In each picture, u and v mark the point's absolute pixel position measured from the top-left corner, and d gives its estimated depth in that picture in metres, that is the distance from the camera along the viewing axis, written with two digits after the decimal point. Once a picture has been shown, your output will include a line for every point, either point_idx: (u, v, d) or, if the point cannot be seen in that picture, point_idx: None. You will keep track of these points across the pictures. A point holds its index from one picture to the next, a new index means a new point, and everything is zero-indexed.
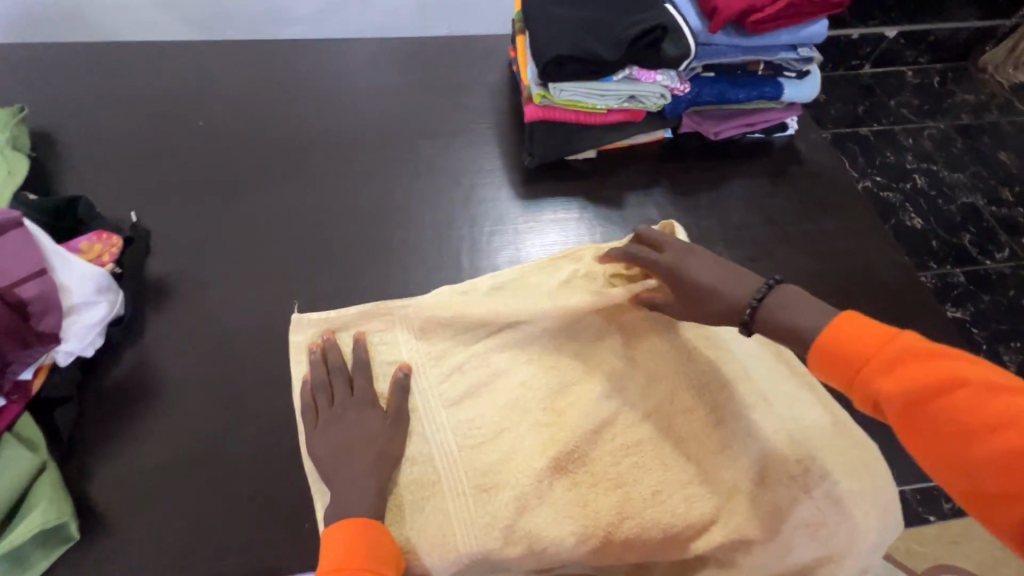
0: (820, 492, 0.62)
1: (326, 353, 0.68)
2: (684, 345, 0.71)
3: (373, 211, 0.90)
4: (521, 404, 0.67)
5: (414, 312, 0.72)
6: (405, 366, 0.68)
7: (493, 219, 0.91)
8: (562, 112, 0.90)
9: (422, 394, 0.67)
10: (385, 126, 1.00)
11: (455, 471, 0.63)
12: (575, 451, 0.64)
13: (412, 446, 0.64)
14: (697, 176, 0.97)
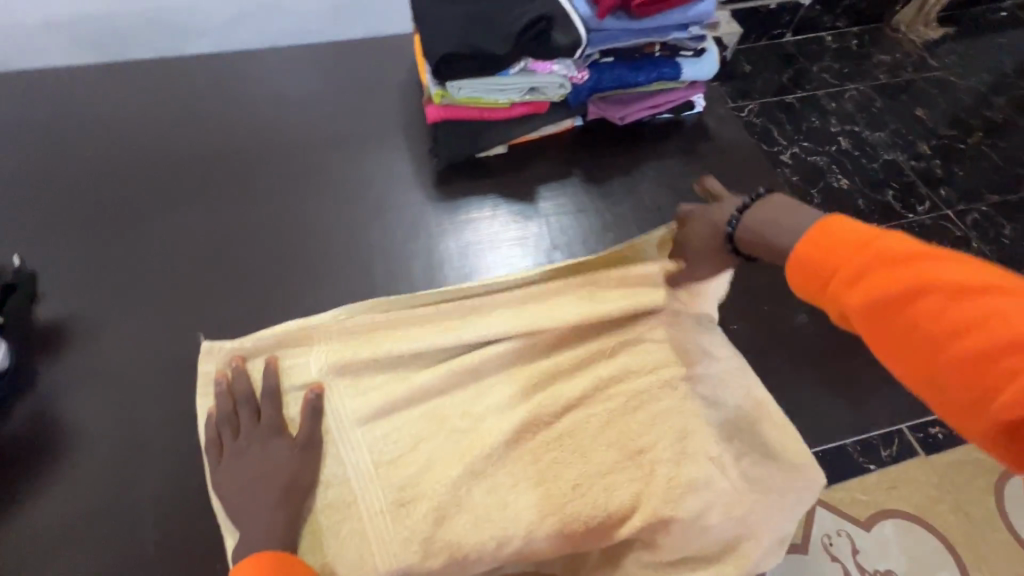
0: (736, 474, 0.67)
1: (233, 383, 0.64)
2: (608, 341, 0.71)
3: (281, 229, 0.87)
4: (437, 412, 0.66)
5: (336, 325, 0.67)
6: (318, 387, 0.64)
7: (410, 224, 0.89)
8: (465, 110, 0.90)
9: (335, 415, 0.64)
10: (290, 138, 0.96)
11: (370, 490, 0.61)
12: (495, 453, 0.64)
13: (327, 469, 0.62)
14: (610, 162, 0.97)
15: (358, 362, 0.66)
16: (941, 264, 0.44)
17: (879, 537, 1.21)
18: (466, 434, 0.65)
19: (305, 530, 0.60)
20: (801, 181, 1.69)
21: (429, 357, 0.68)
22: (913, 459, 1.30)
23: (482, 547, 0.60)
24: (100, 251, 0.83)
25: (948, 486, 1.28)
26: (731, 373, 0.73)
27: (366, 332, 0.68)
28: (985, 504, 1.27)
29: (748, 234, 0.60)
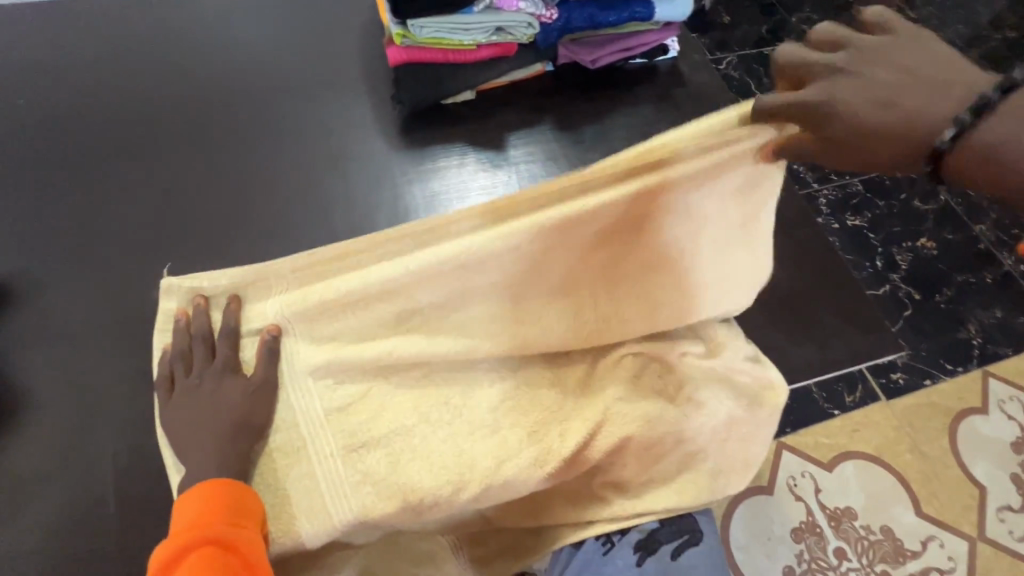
0: (685, 398, 0.68)
1: (191, 320, 0.62)
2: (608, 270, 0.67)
3: (232, 180, 0.82)
4: (388, 364, 0.64)
5: (288, 267, 0.60)
6: (274, 329, 0.62)
7: (373, 175, 0.85)
8: (426, 52, 0.86)
9: (290, 361, 0.63)
10: (242, 85, 0.89)
11: (321, 435, 0.63)
12: (455, 403, 0.67)
13: (278, 414, 0.63)
14: (581, 109, 0.94)
15: (312, 306, 0.61)
16: None
17: (840, 476, 1.27)
18: (422, 381, 0.66)
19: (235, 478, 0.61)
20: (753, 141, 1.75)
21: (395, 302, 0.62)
22: (874, 403, 1.36)
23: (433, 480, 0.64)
24: (40, 207, 0.77)
25: (905, 428, 1.34)
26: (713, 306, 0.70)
27: (316, 286, 0.61)
28: (940, 444, 1.33)
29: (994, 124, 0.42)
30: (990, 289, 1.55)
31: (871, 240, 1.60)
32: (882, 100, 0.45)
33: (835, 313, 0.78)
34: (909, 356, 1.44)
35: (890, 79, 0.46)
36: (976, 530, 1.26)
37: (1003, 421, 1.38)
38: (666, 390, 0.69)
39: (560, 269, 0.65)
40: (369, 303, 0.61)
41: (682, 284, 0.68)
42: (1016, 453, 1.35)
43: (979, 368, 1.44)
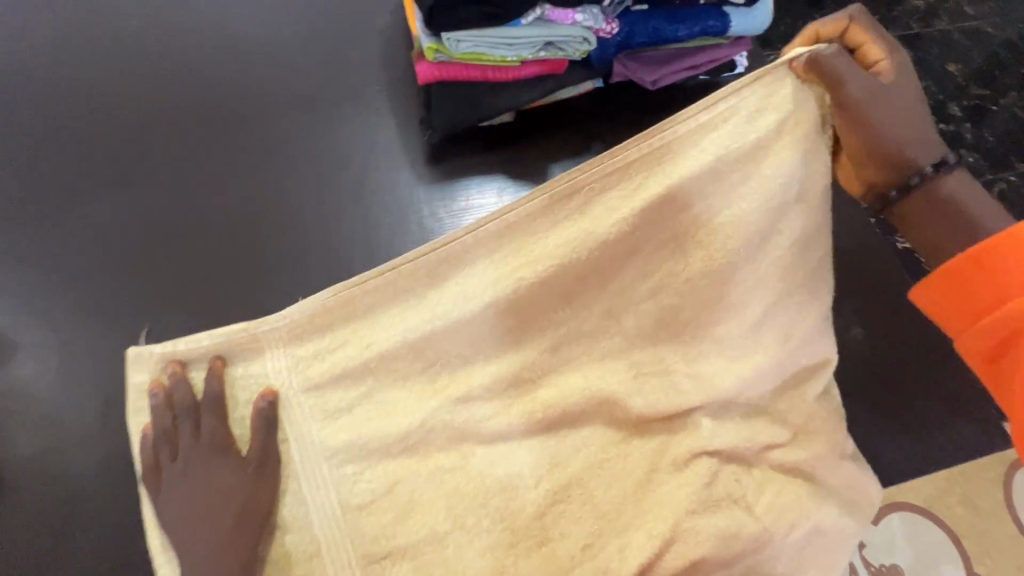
0: (761, 507, 0.58)
1: (171, 394, 0.54)
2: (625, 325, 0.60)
3: (234, 214, 0.71)
4: (418, 449, 0.56)
5: (286, 322, 0.55)
6: (270, 394, 0.55)
7: (396, 210, 0.74)
8: (462, 69, 0.73)
9: (297, 441, 0.55)
10: (247, 98, 0.77)
11: (339, 540, 0.54)
12: (493, 506, 0.56)
13: (287, 508, 0.54)
14: (636, 135, 0.82)
15: (320, 361, 0.56)
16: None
17: (887, 530, 1.18)
18: (457, 477, 0.56)
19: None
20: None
21: (409, 346, 0.56)
22: None
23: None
24: (15, 248, 0.66)
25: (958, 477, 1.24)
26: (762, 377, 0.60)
27: (321, 335, 0.56)
28: (996, 497, 1.23)
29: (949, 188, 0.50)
30: None
31: None
32: (904, 118, 0.52)
33: (929, 396, 0.68)
34: None
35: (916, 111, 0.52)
36: None
37: None
38: (743, 496, 0.58)
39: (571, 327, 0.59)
40: (386, 356, 0.56)
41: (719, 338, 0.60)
42: None
43: None
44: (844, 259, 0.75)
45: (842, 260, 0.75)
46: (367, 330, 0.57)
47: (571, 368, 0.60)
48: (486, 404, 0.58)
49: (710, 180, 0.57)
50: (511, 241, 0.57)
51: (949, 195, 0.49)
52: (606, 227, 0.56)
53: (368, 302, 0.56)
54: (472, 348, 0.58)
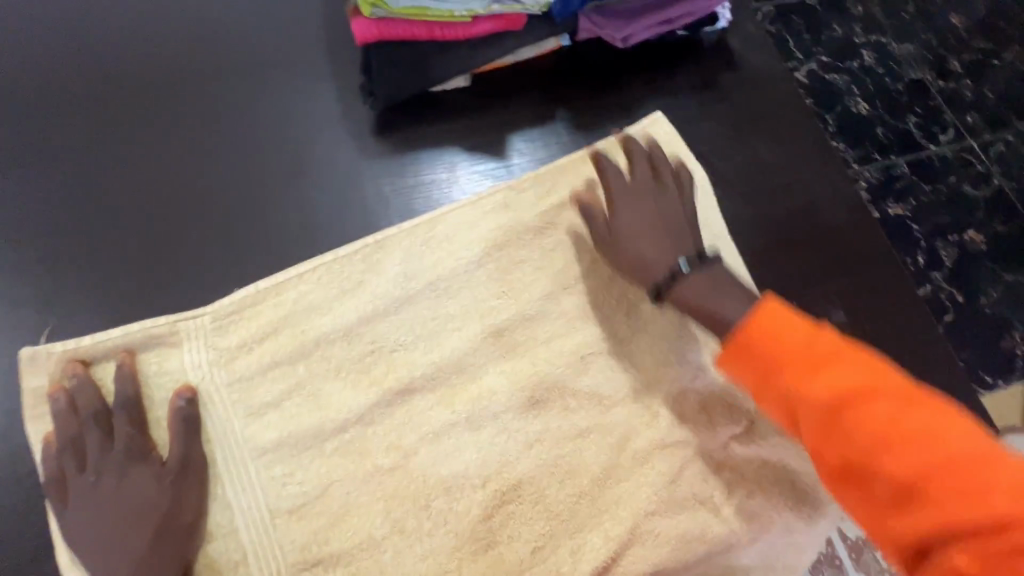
0: (725, 507, 0.55)
1: (75, 397, 0.49)
2: (582, 312, 0.57)
3: (155, 195, 0.64)
4: (353, 449, 0.52)
5: (207, 317, 0.53)
6: (188, 390, 0.51)
7: (341, 187, 0.67)
8: (405, 26, 0.65)
9: (223, 445, 0.51)
10: (167, 66, 0.68)
11: (267, 547, 0.50)
12: (434, 507, 0.51)
13: (214, 515, 0.50)
14: (603, 101, 0.74)
15: (247, 351, 0.53)
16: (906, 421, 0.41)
17: None
18: (395, 478, 0.51)
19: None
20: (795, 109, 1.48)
21: (345, 334, 0.54)
22: None
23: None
24: None
25: None
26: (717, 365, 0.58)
27: (245, 325, 0.53)
28: None
29: (683, 296, 0.53)
30: None
31: (913, 231, 1.46)
32: (648, 235, 0.55)
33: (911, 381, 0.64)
34: None
35: (652, 238, 0.55)
36: None
37: None
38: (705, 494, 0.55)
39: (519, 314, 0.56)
40: (324, 344, 0.54)
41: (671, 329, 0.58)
42: None
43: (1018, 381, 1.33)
44: (824, 236, 0.69)
45: (822, 237, 0.69)
46: (295, 320, 0.54)
47: (523, 361, 0.55)
48: (430, 398, 0.53)
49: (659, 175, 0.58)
50: (447, 234, 0.57)
51: (686, 298, 0.53)
52: (536, 220, 0.58)
53: (301, 292, 0.54)
54: (413, 339, 0.54)
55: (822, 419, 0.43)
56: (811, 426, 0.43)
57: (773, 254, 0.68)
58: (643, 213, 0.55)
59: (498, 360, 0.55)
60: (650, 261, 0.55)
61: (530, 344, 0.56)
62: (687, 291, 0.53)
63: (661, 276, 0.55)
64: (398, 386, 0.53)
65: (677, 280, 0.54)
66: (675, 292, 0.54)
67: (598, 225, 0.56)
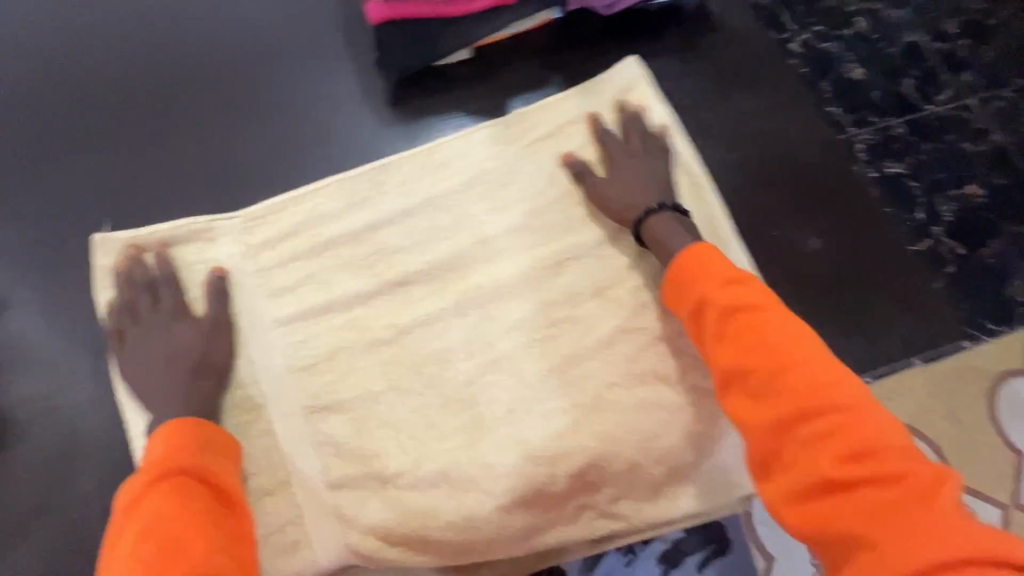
0: (718, 411, 0.60)
1: (131, 269, 0.59)
2: (567, 230, 0.65)
3: (198, 155, 0.74)
4: (360, 323, 0.61)
5: (238, 219, 0.63)
6: (219, 271, 0.61)
7: (358, 146, 0.76)
8: (414, 6, 0.73)
9: (247, 314, 0.61)
10: (207, 54, 0.78)
11: (285, 395, 0.59)
12: (455, 408, 0.59)
13: (240, 370, 0.59)
14: (594, 66, 0.82)
15: (270, 247, 0.63)
16: (839, 412, 0.46)
17: None
18: (390, 350, 0.60)
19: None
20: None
21: (353, 237, 0.63)
22: None
23: (411, 466, 0.57)
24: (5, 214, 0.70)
25: None
26: None
27: (268, 226, 0.63)
28: None
29: (656, 229, 0.61)
30: None
31: None
32: (646, 181, 0.65)
33: (886, 296, 0.72)
34: None
35: (649, 182, 0.65)
36: None
37: None
38: (701, 400, 0.60)
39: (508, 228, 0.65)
40: (333, 244, 0.63)
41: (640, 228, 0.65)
42: None
43: None
44: (801, 174, 0.76)
45: (799, 175, 0.75)
46: (310, 224, 0.64)
47: (524, 283, 0.63)
48: (425, 289, 0.62)
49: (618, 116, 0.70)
50: (435, 152, 0.67)
51: (655, 230, 0.61)
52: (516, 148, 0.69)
53: (315, 204, 0.64)
54: (410, 242, 0.64)
55: (774, 414, 0.48)
56: (759, 426, 0.48)
57: (753, 190, 0.74)
58: (647, 166, 0.66)
59: (504, 283, 0.62)
60: (637, 199, 0.64)
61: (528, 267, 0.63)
62: (662, 223, 0.62)
63: (645, 207, 0.63)
64: (398, 277, 0.62)
65: (656, 213, 0.62)
66: (651, 223, 0.62)
67: (591, 177, 0.64)
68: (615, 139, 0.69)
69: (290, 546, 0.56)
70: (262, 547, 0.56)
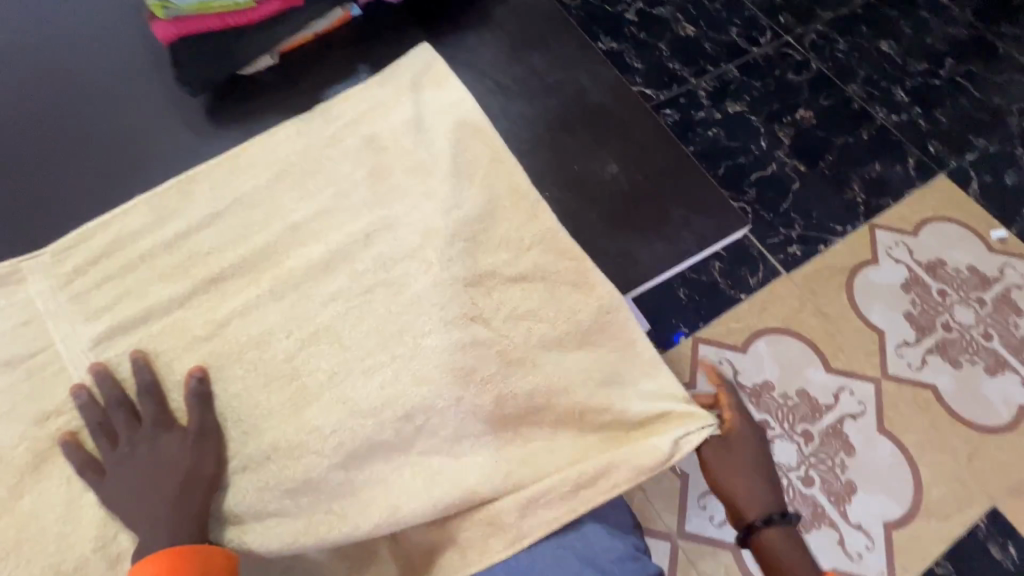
0: (534, 329, 0.66)
1: None
2: (367, 199, 0.71)
3: (3, 194, 0.74)
4: (178, 326, 0.64)
5: (48, 255, 0.67)
6: (46, 302, 0.64)
7: (169, 159, 0.78)
8: (198, 19, 0.77)
9: (63, 344, 0.62)
10: (5, 99, 0.79)
11: (101, 410, 0.59)
12: (287, 376, 0.62)
13: (60, 396, 0.60)
14: (396, 49, 0.88)
15: (84, 273, 0.66)
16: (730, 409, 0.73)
17: (754, 355, 1.32)
18: (213, 344, 0.63)
19: (10, 522, 0.55)
20: (619, 46, 1.63)
21: (164, 247, 0.67)
22: (776, 279, 1.40)
23: (241, 445, 0.59)
24: None
25: (807, 294, 1.38)
26: (499, 218, 0.70)
27: (82, 253, 0.67)
28: (839, 300, 1.38)
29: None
30: (867, 145, 1.56)
31: (754, 122, 1.57)
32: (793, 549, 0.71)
33: (676, 205, 0.79)
34: (801, 227, 1.46)
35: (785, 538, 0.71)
36: (879, 371, 1.32)
37: (893, 266, 1.43)
38: (518, 324, 0.66)
39: (309, 212, 0.70)
40: (147, 257, 0.67)
41: (430, 188, 0.71)
42: (907, 292, 1.40)
43: (865, 224, 1.47)
44: (593, 114, 0.84)
45: (590, 115, 0.84)
46: (120, 244, 0.68)
47: (338, 248, 0.68)
48: (240, 285, 0.66)
49: (398, 95, 0.77)
50: (231, 163, 0.73)
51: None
52: (305, 140, 0.74)
53: (125, 223, 0.68)
54: (222, 243, 0.68)
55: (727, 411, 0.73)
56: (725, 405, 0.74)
57: (553, 135, 0.82)
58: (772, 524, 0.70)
59: (323, 254, 0.67)
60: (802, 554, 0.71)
61: (338, 237, 0.68)
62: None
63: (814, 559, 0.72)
64: (211, 279, 0.66)
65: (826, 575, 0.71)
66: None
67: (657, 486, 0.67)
68: (404, 112, 0.75)
69: (123, 552, 0.55)
70: (100, 553, 0.55)
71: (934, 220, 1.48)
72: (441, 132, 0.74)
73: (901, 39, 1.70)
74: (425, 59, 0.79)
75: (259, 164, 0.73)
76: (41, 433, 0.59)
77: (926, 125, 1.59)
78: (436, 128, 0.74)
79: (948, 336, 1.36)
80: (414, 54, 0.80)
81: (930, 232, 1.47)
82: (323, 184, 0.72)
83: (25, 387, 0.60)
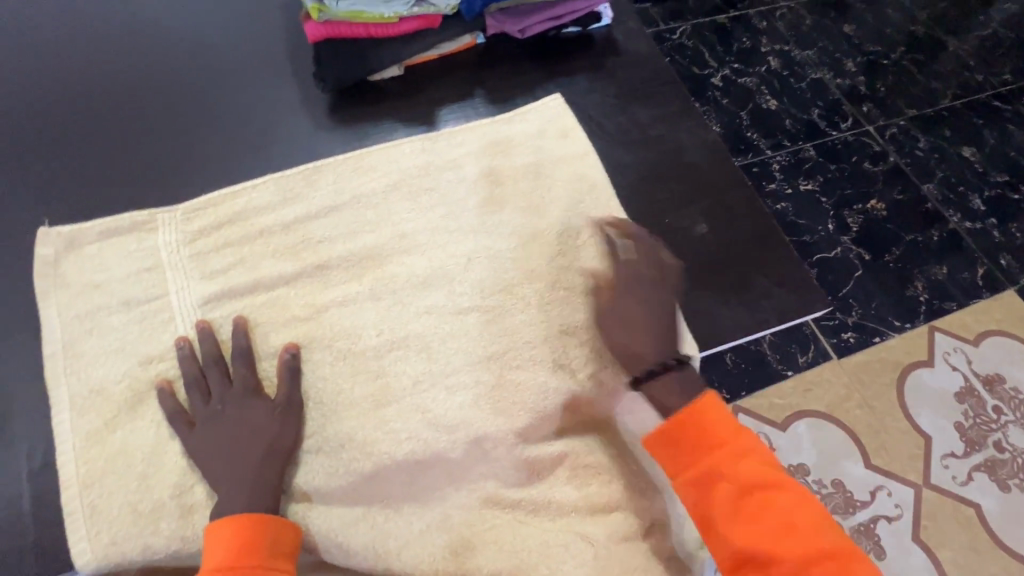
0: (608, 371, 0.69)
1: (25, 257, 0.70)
2: (470, 217, 0.75)
3: (140, 150, 0.80)
4: (279, 301, 0.68)
5: (179, 212, 0.72)
6: (168, 255, 0.69)
7: (292, 146, 0.84)
8: (346, 26, 0.84)
9: (177, 297, 0.67)
10: (157, 64, 0.86)
11: (197, 366, 0.62)
12: (371, 369, 0.65)
13: (165, 344, 0.64)
14: (511, 80, 0.93)
15: (206, 235, 0.71)
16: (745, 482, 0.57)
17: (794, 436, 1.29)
18: (308, 325, 0.67)
19: (100, 455, 0.59)
20: (703, 107, 1.66)
21: (281, 226, 0.72)
22: (825, 363, 1.38)
23: (319, 426, 0.62)
24: None
25: (856, 383, 1.36)
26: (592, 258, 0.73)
27: (207, 217, 0.72)
28: (889, 397, 1.35)
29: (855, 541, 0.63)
30: (937, 247, 1.55)
31: (824, 204, 1.58)
32: None
33: (757, 275, 0.80)
34: (859, 316, 1.44)
35: None
36: (921, 478, 1.27)
37: (950, 372, 1.39)
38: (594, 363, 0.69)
39: (416, 219, 0.74)
40: (266, 233, 0.72)
41: (532, 220, 0.75)
42: (960, 402, 1.36)
43: (925, 324, 1.45)
44: (689, 172, 0.87)
45: (686, 173, 0.87)
46: (242, 216, 0.73)
47: (438, 258, 0.72)
48: (342, 275, 0.70)
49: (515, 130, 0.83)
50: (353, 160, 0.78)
51: None
52: (423, 153, 0.80)
53: (251, 197, 0.74)
54: (333, 233, 0.72)
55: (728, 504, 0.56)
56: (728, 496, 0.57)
57: (648, 185, 0.85)
58: None
59: (423, 261, 0.72)
60: None
61: (439, 248, 0.73)
62: None
63: None
64: (318, 264, 0.70)
65: None
66: None
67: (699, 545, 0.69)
68: (517, 147, 0.81)
69: (197, 502, 0.58)
70: (176, 500, 0.58)
71: (997, 334, 1.45)
72: (546, 170, 0.79)
73: (986, 148, 1.69)
74: (547, 105, 0.86)
75: (378, 166, 0.78)
76: (142, 376, 0.62)
77: (1001, 238, 1.57)
78: (544, 165, 0.80)
79: (998, 456, 1.31)
80: (546, 101, 0.86)
81: (992, 345, 1.43)
82: (434, 196, 0.76)
83: (135, 331, 0.65)
